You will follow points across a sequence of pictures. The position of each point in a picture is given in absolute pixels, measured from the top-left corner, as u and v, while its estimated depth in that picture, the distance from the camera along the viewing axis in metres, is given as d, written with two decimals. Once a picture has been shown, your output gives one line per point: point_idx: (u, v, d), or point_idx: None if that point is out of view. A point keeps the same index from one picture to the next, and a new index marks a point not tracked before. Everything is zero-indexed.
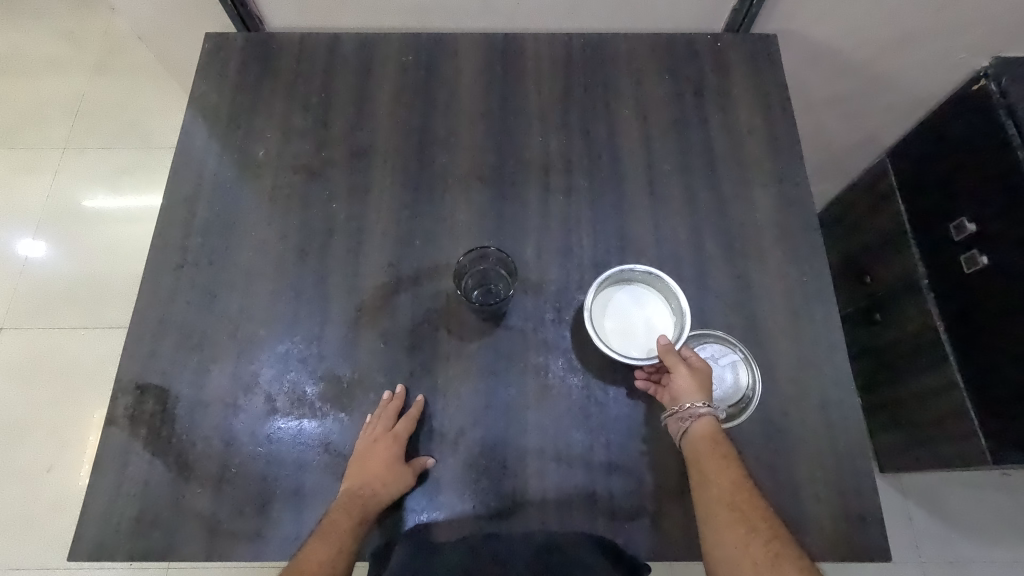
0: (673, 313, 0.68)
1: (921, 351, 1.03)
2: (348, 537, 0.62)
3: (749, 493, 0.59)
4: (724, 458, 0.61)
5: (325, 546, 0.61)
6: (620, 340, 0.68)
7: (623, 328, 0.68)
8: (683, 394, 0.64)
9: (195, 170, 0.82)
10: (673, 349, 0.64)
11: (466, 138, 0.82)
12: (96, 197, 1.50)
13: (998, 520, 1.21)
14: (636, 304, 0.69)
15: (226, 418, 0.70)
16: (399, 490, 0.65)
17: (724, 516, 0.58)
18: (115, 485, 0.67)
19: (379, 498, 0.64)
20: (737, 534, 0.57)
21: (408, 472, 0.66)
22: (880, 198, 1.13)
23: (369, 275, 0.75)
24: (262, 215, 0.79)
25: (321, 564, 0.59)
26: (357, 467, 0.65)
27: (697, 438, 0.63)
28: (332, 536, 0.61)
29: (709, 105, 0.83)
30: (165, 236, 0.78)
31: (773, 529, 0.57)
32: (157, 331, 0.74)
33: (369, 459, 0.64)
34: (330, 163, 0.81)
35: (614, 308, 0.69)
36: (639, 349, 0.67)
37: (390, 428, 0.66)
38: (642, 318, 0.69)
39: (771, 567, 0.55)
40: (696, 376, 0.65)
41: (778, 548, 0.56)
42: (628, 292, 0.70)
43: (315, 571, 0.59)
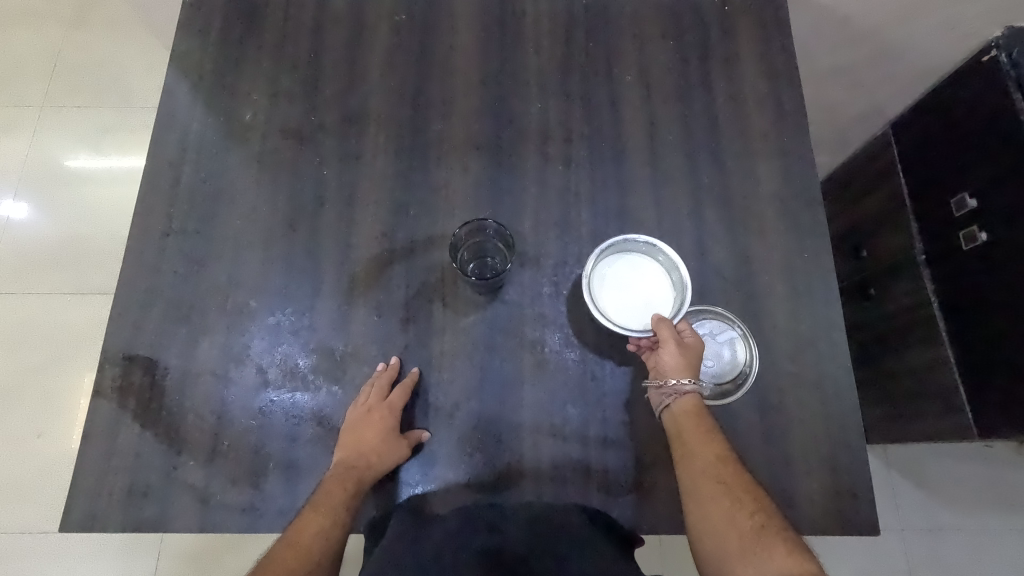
0: (674, 289, 0.67)
1: (912, 326, 1.04)
2: (341, 509, 0.61)
3: (731, 462, 0.60)
4: (706, 429, 0.62)
5: (319, 517, 0.60)
6: (617, 311, 0.66)
7: (621, 299, 0.66)
8: (669, 370, 0.63)
9: (179, 133, 0.78)
10: (669, 323, 0.63)
11: (462, 103, 0.79)
12: (78, 157, 1.45)
13: (979, 490, 1.24)
14: (635, 275, 0.68)
15: (217, 389, 0.69)
16: (395, 460, 0.65)
17: (709, 489, 0.58)
18: (104, 457, 0.66)
19: (375, 469, 0.64)
20: (722, 507, 0.58)
21: (403, 443, 0.65)
22: (882, 170, 1.11)
23: (362, 245, 0.73)
24: (252, 182, 0.76)
25: (316, 534, 0.59)
26: (350, 439, 0.64)
27: (680, 414, 0.63)
28: (326, 508, 0.61)
29: (714, 73, 0.80)
30: (150, 202, 0.75)
31: (757, 500, 0.58)
32: (144, 301, 0.72)
33: (363, 430, 0.64)
34: (321, 128, 0.78)
35: (612, 276, 0.68)
36: (634, 321, 0.66)
37: (384, 398, 0.66)
38: (639, 291, 0.67)
39: (757, 538, 0.55)
40: (686, 353, 0.63)
41: (763, 519, 0.56)
42: (630, 262, 0.68)
43: (310, 541, 0.59)
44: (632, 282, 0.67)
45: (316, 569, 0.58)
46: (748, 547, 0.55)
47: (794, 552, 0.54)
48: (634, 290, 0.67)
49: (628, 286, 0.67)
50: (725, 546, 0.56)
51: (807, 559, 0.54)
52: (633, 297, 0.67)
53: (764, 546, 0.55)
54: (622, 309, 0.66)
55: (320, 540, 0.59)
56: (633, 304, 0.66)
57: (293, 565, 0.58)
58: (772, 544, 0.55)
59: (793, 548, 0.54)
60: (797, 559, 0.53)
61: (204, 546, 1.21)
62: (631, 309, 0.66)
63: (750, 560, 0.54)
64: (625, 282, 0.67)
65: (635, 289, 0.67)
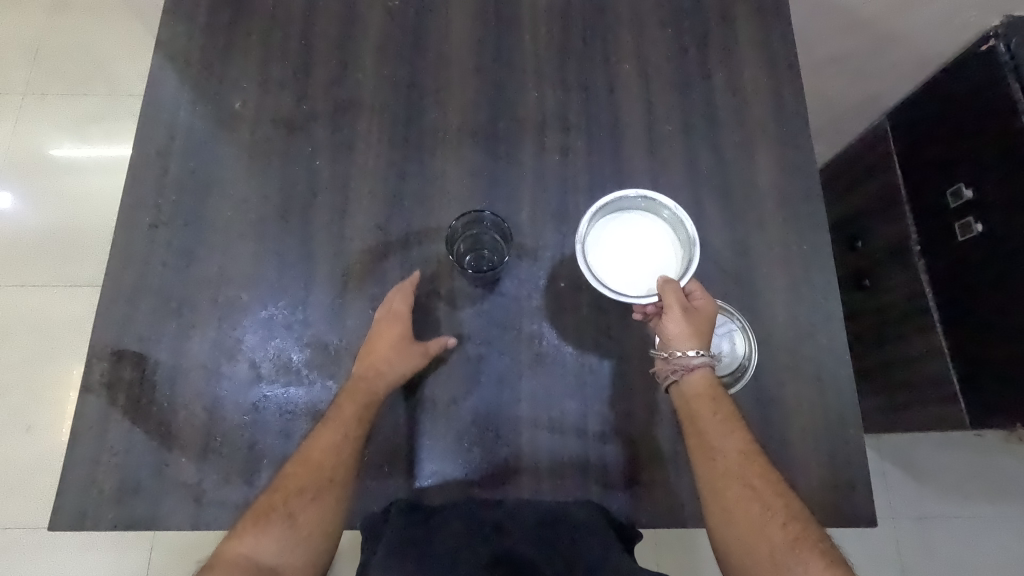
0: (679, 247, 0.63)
1: (907, 317, 1.04)
2: (354, 420, 0.63)
3: (759, 464, 0.59)
4: (726, 421, 0.61)
5: (331, 430, 0.62)
6: (618, 277, 0.61)
7: (620, 262, 0.62)
8: (676, 341, 0.62)
9: (166, 122, 0.76)
10: (674, 290, 0.59)
11: (457, 92, 0.77)
12: (63, 145, 1.42)
13: (968, 478, 1.25)
14: (633, 235, 0.63)
15: (209, 385, 0.67)
16: (408, 371, 0.65)
17: (737, 493, 0.58)
18: (94, 454, 0.65)
19: (387, 379, 0.64)
20: (752, 513, 0.58)
21: (417, 350, 0.65)
22: (878, 161, 1.10)
23: (356, 237, 0.72)
24: (242, 172, 0.74)
25: (327, 449, 0.61)
26: (363, 351, 0.65)
27: (696, 401, 0.62)
28: (338, 420, 0.63)
29: (713, 62, 0.79)
30: (137, 193, 0.73)
31: (790, 508, 0.58)
32: (132, 295, 0.70)
33: (376, 341, 0.65)
34: (313, 117, 0.76)
35: (609, 237, 0.62)
36: (638, 287, 0.61)
37: (390, 309, 0.67)
38: (641, 253, 0.62)
39: (791, 550, 0.56)
40: (692, 323, 0.61)
41: (796, 530, 0.56)
42: (628, 220, 0.64)
43: (320, 457, 0.61)
44: (631, 242, 0.63)
45: (328, 485, 0.61)
46: (781, 559, 0.55)
47: (831, 564, 0.54)
48: (635, 253, 0.62)
49: (626, 248, 0.62)
50: (756, 556, 0.56)
51: (844, 572, 0.54)
52: (633, 259, 0.62)
53: (798, 558, 0.55)
54: (624, 274, 0.61)
55: (331, 456, 0.61)
56: (635, 269, 0.62)
57: (306, 482, 0.61)
58: (807, 557, 0.55)
59: (829, 560, 0.55)
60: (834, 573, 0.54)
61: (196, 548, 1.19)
62: (634, 275, 0.61)
63: (783, 573, 0.55)
64: (622, 244, 0.62)
65: (634, 250, 0.62)
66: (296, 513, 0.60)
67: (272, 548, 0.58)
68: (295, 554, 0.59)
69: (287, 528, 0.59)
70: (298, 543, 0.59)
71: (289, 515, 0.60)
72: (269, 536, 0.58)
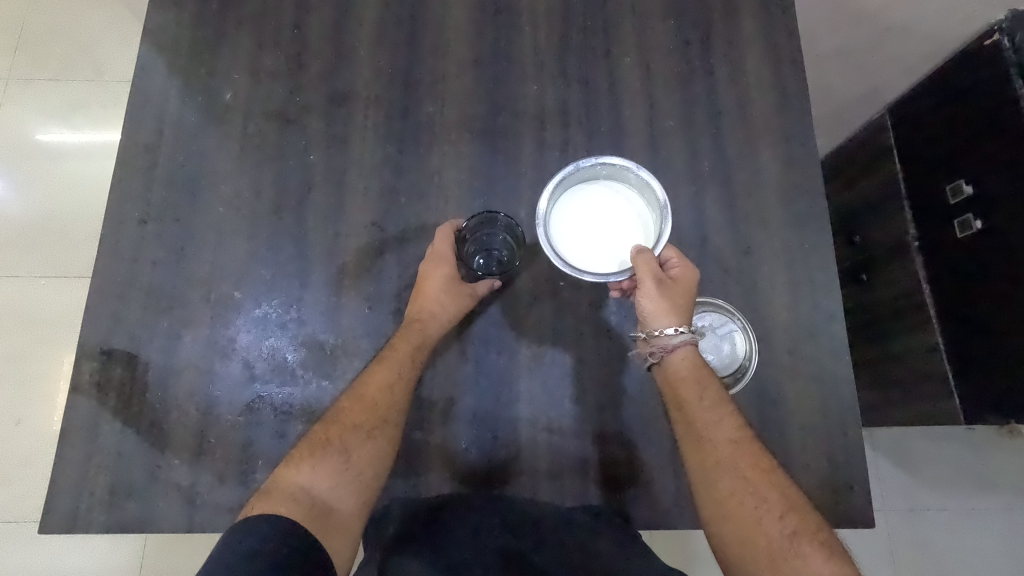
0: (650, 212, 0.61)
1: (905, 312, 1.03)
2: (407, 361, 0.62)
3: (752, 455, 0.58)
4: (714, 407, 0.59)
5: (384, 370, 0.62)
6: (592, 253, 0.59)
7: (592, 238, 0.60)
8: (653, 318, 0.60)
9: (155, 114, 0.74)
10: (648, 263, 0.58)
11: (455, 84, 0.75)
12: (50, 131, 1.38)
13: (959, 471, 1.26)
14: (602, 207, 0.61)
15: (202, 384, 0.66)
16: (459, 310, 0.65)
17: (728, 485, 0.57)
18: (84, 456, 0.64)
19: (439, 319, 0.64)
20: (747, 507, 0.56)
21: (469, 292, 0.66)
22: (877, 155, 1.09)
23: (351, 234, 0.70)
24: (234, 166, 0.72)
25: (381, 386, 0.61)
26: (415, 292, 0.66)
27: (679, 386, 0.61)
28: (392, 360, 0.62)
29: (716, 56, 0.78)
30: (126, 187, 0.71)
31: (786, 500, 0.56)
32: (122, 293, 0.68)
33: (424, 283, 0.65)
34: (306, 109, 0.74)
35: (574, 212, 0.61)
36: (610, 262, 0.59)
37: (434, 250, 0.66)
38: (610, 225, 0.61)
39: (790, 543, 0.54)
40: (666, 297, 0.60)
41: (794, 523, 0.55)
42: (594, 191, 0.62)
43: (375, 393, 0.61)
44: (599, 215, 0.61)
45: (382, 423, 0.60)
46: (780, 554, 0.54)
47: (832, 556, 0.53)
48: (604, 225, 0.61)
49: (596, 221, 0.60)
50: (752, 551, 0.55)
51: (845, 564, 0.53)
52: (604, 234, 0.60)
53: (798, 552, 0.54)
54: (594, 250, 0.59)
55: (385, 393, 0.61)
56: (606, 242, 0.60)
57: (361, 417, 0.60)
58: (808, 550, 0.54)
59: (830, 552, 0.54)
60: (834, 564, 0.53)
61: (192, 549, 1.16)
62: (605, 249, 0.60)
63: (782, 568, 0.53)
64: (591, 217, 0.61)
65: (604, 223, 0.61)
66: (350, 449, 0.59)
67: (328, 482, 0.57)
68: (349, 492, 0.58)
69: (341, 464, 0.58)
70: (352, 483, 0.58)
71: (344, 451, 0.59)
72: (324, 470, 0.58)
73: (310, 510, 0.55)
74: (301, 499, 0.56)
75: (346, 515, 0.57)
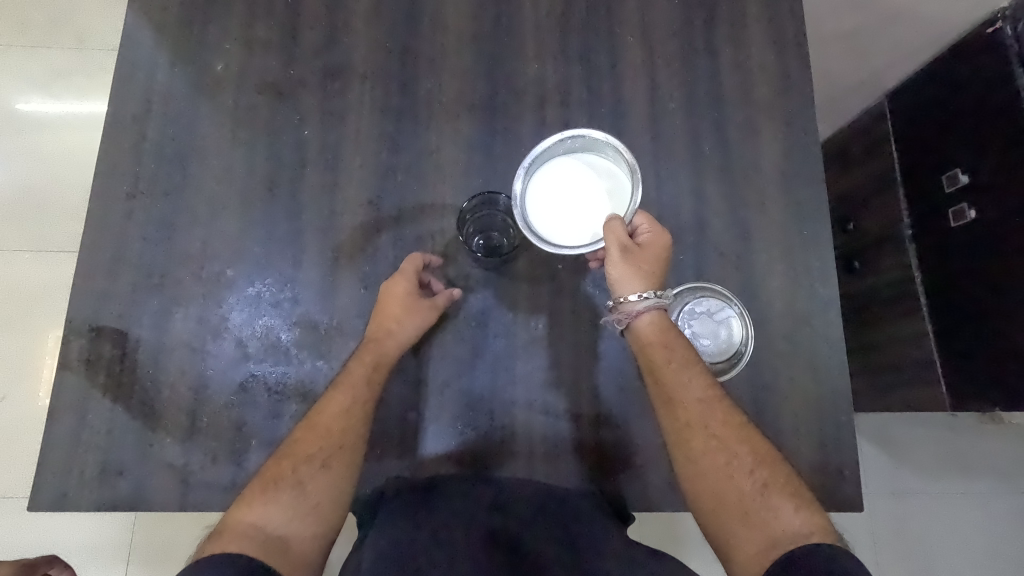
0: (627, 179, 0.59)
1: (894, 300, 1.04)
2: (364, 385, 0.60)
3: (721, 411, 0.57)
4: (684, 367, 0.58)
5: (340, 396, 0.60)
6: (568, 227, 0.58)
7: (568, 211, 0.58)
8: (620, 284, 0.58)
9: (143, 84, 0.72)
10: (616, 231, 0.56)
11: (454, 61, 0.74)
12: (31, 100, 1.34)
13: (940, 455, 1.29)
14: (578, 178, 0.59)
15: (195, 362, 0.65)
16: (421, 328, 0.63)
17: (698, 443, 0.56)
18: (74, 433, 0.63)
19: (398, 338, 0.62)
20: (717, 462, 0.55)
21: (430, 310, 0.64)
22: (874, 142, 1.09)
23: (346, 212, 0.69)
24: (225, 140, 0.70)
25: (336, 413, 0.59)
26: (375, 312, 0.64)
27: (648, 347, 0.59)
28: (348, 386, 0.60)
29: (720, 37, 0.76)
30: (114, 160, 0.69)
31: (756, 455, 0.55)
32: (110, 268, 0.67)
33: (385, 301, 0.63)
34: (301, 83, 0.72)
35: (549, 187, 0.59)
36: (583, 234, 0.58)
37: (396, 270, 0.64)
38: (586, 196, 0.59)
39: (761, 496, 0.53)
40: (634, 264, 0.58)
41: (764, 476, 0.54)
42: (569, 163, 0.60)
43: (330, 421, 0.58)
44: (574, 187, 0.59)
45: (338, 451, 0.58)
46: (752, 507, 0.53)
47: (802, 507, 0.52)
48: (580, 197, 0.59)
49: (570, 194, 0.59)
50: (725, 506, 0.54)
51: (816, 513, 0.52)
52: (581, 206, 0.59)
53: (769, 505, 0.53)
54: (567, 221, 0.58)
55: (340, 420, 0.59)
56: (581, 214, 0.58)
57: (315, 447, 0.57)
58: (777, 502, 0.53)
59: (801, 502, 0.53)
60: (806, 513, 0.52)
61: (182, 527, 1.15)
62: (579, 220, 0.58)
63: (754, 521, 0.52)
64: (567, 191, 0.59)
65: (579, 195, 0.59)
66: (305, 480, 0.56)
67: (283, 517, 0.54)
68: (306, 525, 0.55)
69: (295, 498, 0.55)
70: (309, 514, 0.55)
71: (298, 483, 0.56)
72: (277, 504, 0.54)
73: (264, 546, 0.52)
74: (254, 536, 0.52)
75: (301, 552, 0.54)
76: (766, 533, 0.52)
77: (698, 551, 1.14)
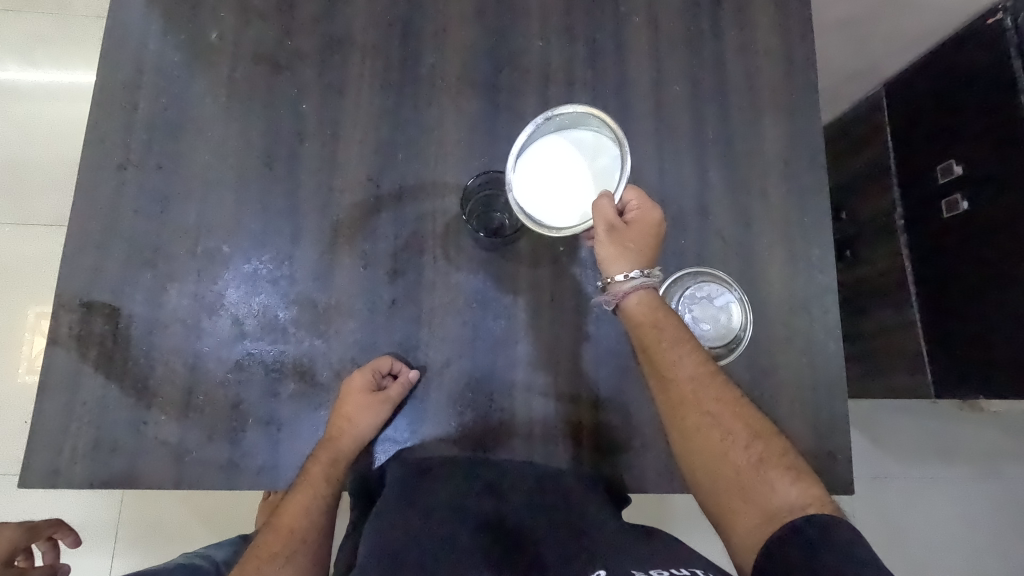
0: (617, 152, 0.57)
1: (884, 289, 1.06)
2: (323, 483, 0.61)
3: (715, 387, 0.56)
4: (676, 344, 0.57)
5: (300, 495, 0.61)
6: (559, 207, 0.56)
7: (558, 190, 0.57)
8: (608, 265, 0.58)
9: (134, 52, 0.69)
10: (604, 210, 0.55)
11: (456, 36, 0.72)
12: (8, 68, 1.29)
13: (922, 442, 1.32)
14: (566, 157, 0.58)
15: (189, 340, 0.64)
16: (377, 423, 0.62)
17: (693, 420, 0.56)
18: (65, 410, 0.61)
19: (352, 433, 0.62)
20: (712, 440, 0.55)
21: (386, 406, 0.62)
22: (869, 131, 1.10)
23: (345, 189, 0.68)
24: (221, 112, 0.68)
25: (297, 512, 0.61)
26: (336, 404, 0.63)
27: (638, 328, 0.58)
28: (307, 486, 0.61)
29: (726, 19, 0.75)
30: (105, 130, 0.67)
31: (751, 430, 0.55)
32: (101, 242, 0.65)
33: (344, 398, 0.62)
34: (299, 55, 0.70)
35: (537, 165, 0.58)
36: (572, 214, 0.57)
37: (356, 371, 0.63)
38: (574, 175, 0.58)
39: (757, 470, 0.53)
40: (620, 244, 0.57)
41: (759, 451, 0.54)
42: (557, 142, 0.58)
43: (292, 519, 0.61)
44: (562, 166, 0.58)
45: (302, 545, 0.61)
46: (748, 481, 0.53)
47: (799, 478, 0.52)
48: (568, 175, 0.57)
49: (559, 172, 0.57)
50: (721, 481, 0.54)
51: (812, 484, 0.52)
52: (570, 184, 0.57)
53: (765, 478, 0.53)
54: (558, 200, 0.57)
55: (302, 518, 0.61)
56: (571, 193, 0.57)
57: (278, 545, 0.60)
58: (774, 476, 0.53)
59: (797, 474, 0.53)
60: (802, 485, 0.52)
61: (172, 506, 1.14)
62: (569, 199, 0.57)
63: (750, 495, 0.52)
64: (556, 170, 0.57)
65: (568, 174, 0.58)
66: None
67: None
68: None
69: None
70: None
71: None
72: None
73: None
74: None
75: None
76: (764, 507, 0.52)
77: (687, 533, 1.15)
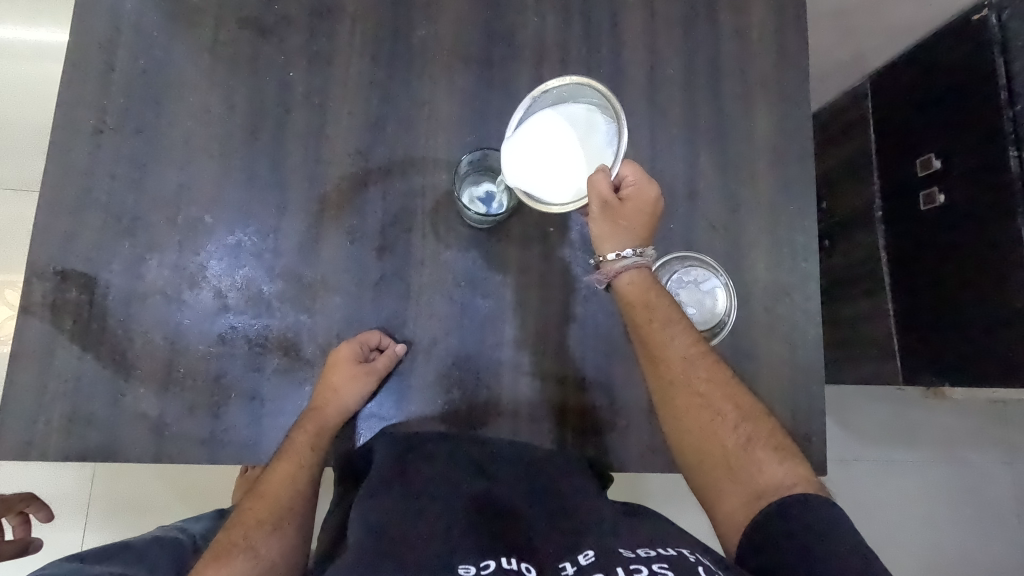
0: (612, 125, 0.55)
1: (861, 278, 1.08)
2: (308, 452, 0.61)
3: (705, 369, 0.57)
4: (667, 325, 0.58)
5: (285, 464, 0.60)
6: (555, 181, 0.54)
7: (553, 164, 0.54)
8: (601, 242, 0.58)
9: (110, 8, 0.66)
10: (599, 187, 0.54)
11: (450, 7, 0.70)
12: None
13: (888, 427, 1.37)
14: (562, 128, 0.55)
15: (169, 312, 0.62)
16: (363, 393, 0.62)
17: (682, 401, 0.57)
18: (38, 381, 0.60)
19: (338, 402, 0.61)
20: (701, 420, 0.56)
21: (373, 377, 0.62)
22: (851, 124, 1.12)
23: (333, 162, 0.66)
24: (203, 76, 0.66)
25: (283, 480, 0.60)
26: (321, 376, 0.62)
27: (630, 307, 0.58)
28: (292, 455, 0.60)
29: (722, 3, 0.75)
30: (79, 90, 0.64)
31: (740, 411, 0.56)
32: (76, 208, 0.63)
33: (330, 369, 0.61)
34: (286, 20, 0.68)
35: (532, 139, 0.55)
36: (566, 191, 0.55)
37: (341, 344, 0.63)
38: (569, 153, 0.55)
39: (744, 450, 0.54)
40: (614, 221, 0.57)
41: (748, 432, 0.55)
42: (551, 116, 0.55)
43: (277, 489, 0.60)
44: (557, 138, 0.55)
45: (288, 514, 0.60)
46: (735, 461, 0.54)
47: (785, 458, 0.54)
48: (563, 148, 0.55)
49: (554, 145, 0.54)
50: (710, 460, 0.55)
51: (796, 463, 0.54)
52: (565, 157, 0.55)
53: (752, 458, 0.54)
54: (553, 175, 0.54)
55: (288, 486, 0.60)
56: (565, 167, 0.55)
57: (263, 513, 0.59)
58: (761, 456, 0.54)
59: (784, 454, 0.54)
60: (788, 466, 0.54)
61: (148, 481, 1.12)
62: (564, 174, 0.55)
63: (737, 474, 0.54)
64: (551, 142, 0.54)
65: (563, 147, 0.55)
66: (257, 544, 0.57)
67: None
68: None
69: (250, 562, 0.55)
70: None
71: (250, 547, 0.56)
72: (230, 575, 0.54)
73: None
74: None
75: None
76: (750, 486, 0.53)
77: (664, 512, 1.18)
